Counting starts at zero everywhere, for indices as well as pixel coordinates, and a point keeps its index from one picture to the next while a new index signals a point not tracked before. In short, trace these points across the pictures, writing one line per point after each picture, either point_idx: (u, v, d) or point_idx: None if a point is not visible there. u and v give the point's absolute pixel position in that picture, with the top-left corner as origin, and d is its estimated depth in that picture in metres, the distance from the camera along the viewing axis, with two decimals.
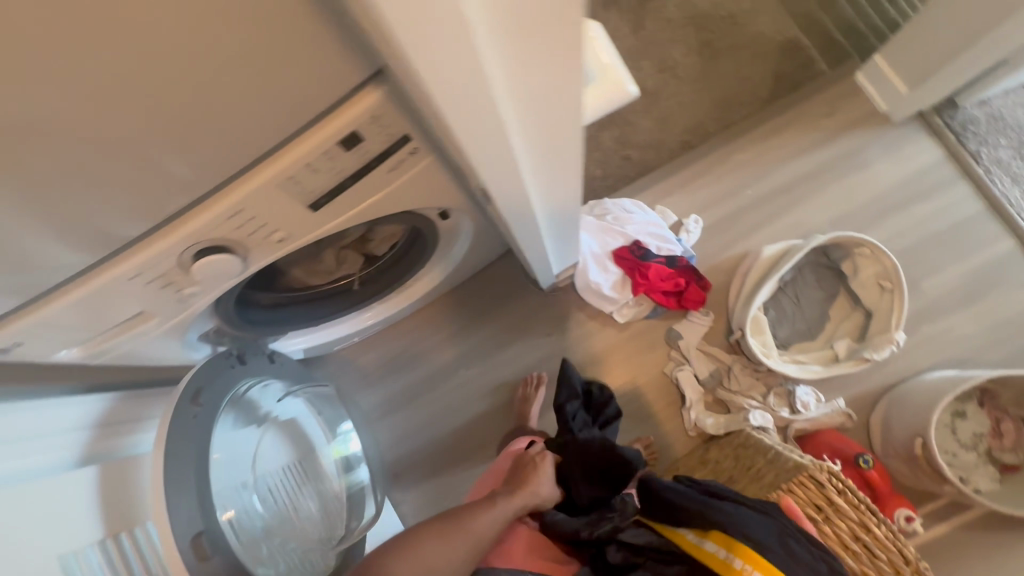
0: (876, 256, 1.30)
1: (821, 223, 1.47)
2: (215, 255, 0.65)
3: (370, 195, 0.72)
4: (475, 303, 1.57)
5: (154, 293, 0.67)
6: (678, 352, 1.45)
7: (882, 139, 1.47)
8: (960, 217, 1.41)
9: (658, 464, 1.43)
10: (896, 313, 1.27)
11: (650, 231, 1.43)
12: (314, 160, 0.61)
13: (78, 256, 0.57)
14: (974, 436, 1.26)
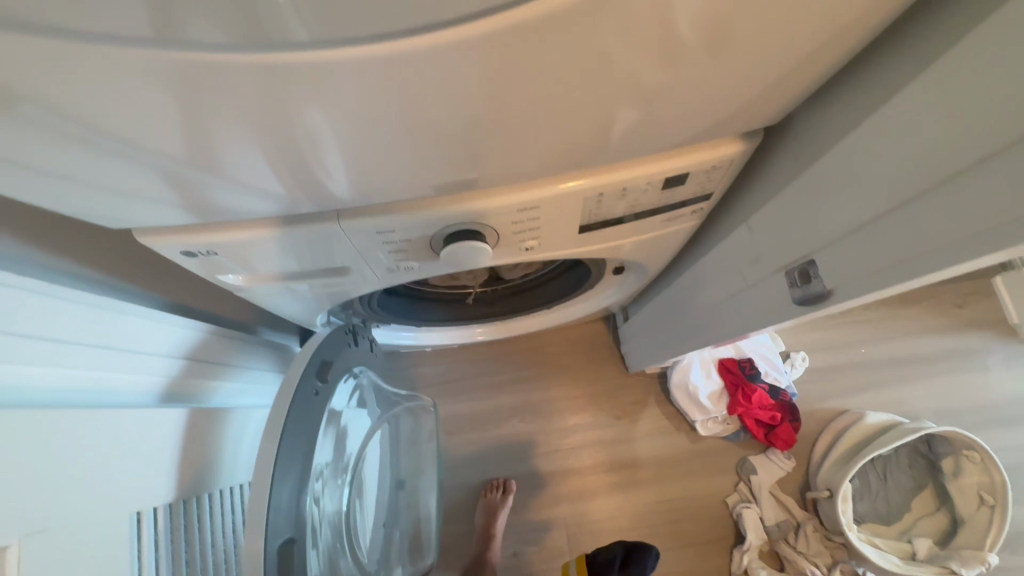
0: (985, 466, 1.23)
1: (925, 410, 1.42)
2: (466, 240, 0.55)
3: (627, 237, 0.65)
4: (555, 356, 1.47)
5: (376, 255, 0.58)
6: (746, 486, 1.35)
7: (1004, 349, 1.46)
8: None
9: None
10: (994, 534, 1.19)
11: (761, 354, 1.36)
12: (629, 189, 0.54)
13: (294, 200, 0.50)
14: None
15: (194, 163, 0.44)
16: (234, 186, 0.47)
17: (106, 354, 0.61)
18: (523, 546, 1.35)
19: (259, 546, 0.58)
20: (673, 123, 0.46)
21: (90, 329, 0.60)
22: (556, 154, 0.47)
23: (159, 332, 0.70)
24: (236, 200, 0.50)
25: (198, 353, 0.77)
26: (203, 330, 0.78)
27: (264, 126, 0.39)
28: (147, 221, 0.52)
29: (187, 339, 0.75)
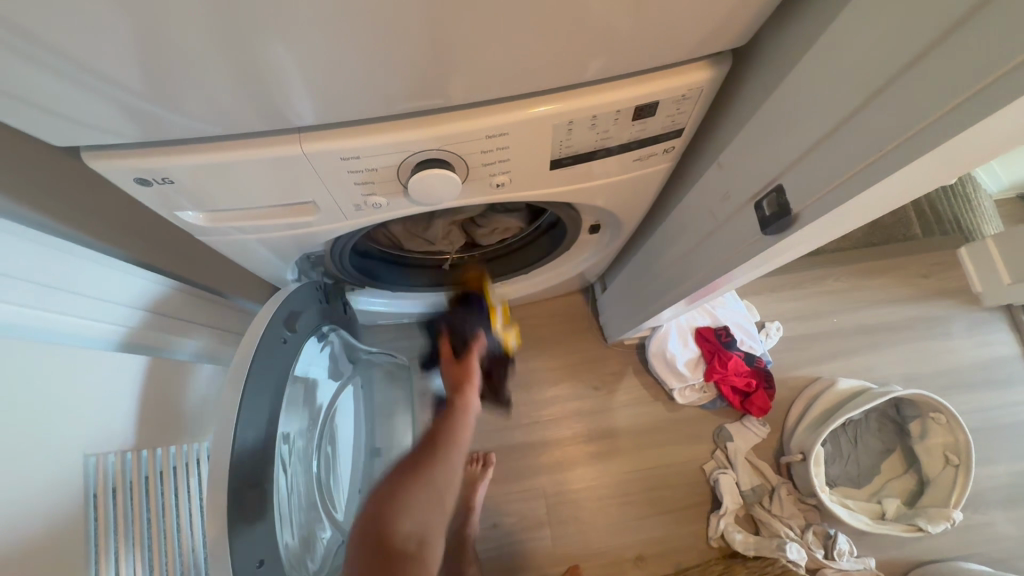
0: (951, 427, 1.27)
1: (895, 376, 1.45)
2: (435, 169, 0.54)
3: (600, 177, 0.64)
4: (535, 329, 1.47)
5: (344, 188, 0.56)
6: (723, 452, 1.37)
7: (968, 317, 1.50)
8: (1022, 417, 1.42)
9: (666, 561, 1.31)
10: (958, 491, 1.23)
11: (736, 322, 1.38)
12: (600, 118, 0.53)
13: (253, 124, 0.48)
14: None
15: (147, 91, 0.42)
16: (191, 113, 0.45)
17: (53, 294, 0.59)
18: (503, 518, 1.34)
19: (224, 495, 0.56)
20: (648, 40, 0.45)
21: (38, 272, 0.57)
22: (528, 73, 0.46)
23: (117, 281, 0.67)
24: (189, 128, 0.48)
25: (160, 306, 0.75)
26: (167, 281, 0.76)
27: (220, 42, 0.37)
28: (93, 143, 0.49)
29: (149, 289, 0.72)
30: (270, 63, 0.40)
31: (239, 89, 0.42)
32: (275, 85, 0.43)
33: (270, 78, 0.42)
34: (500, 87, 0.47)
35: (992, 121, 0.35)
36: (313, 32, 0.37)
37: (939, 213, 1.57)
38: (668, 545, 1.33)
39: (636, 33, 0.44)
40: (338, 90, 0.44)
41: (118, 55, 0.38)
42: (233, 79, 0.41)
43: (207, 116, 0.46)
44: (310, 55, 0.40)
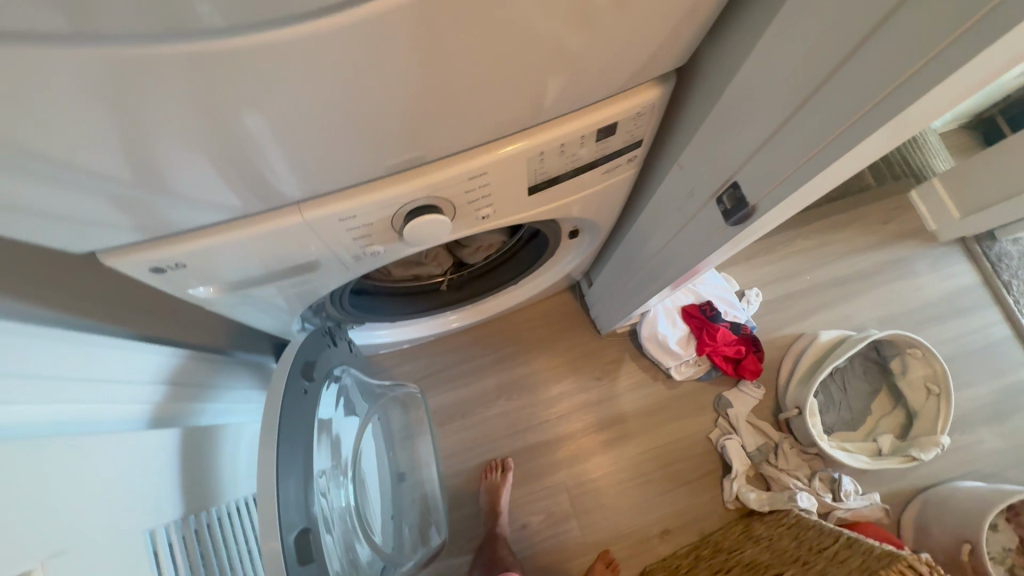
0: (927, 359, 1.37)
1: (872, 321, 1.55)
2: (427, 215, 0.59)
3: (574, 193, 0.70)
4: (530, 332, 1.52)
5: (343, 244, 0.61)
6: (726, 419, 1.44)
7: (929, 254, 1.60)
8: (990, 339, 1.53)
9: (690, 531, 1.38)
10: (943, 416, 1.33)
11: (718, 295, 1.46)
12: (568, 143, 0.58)
13: (246, 199, 0.52)
14: (1003, 550, 1.29)
15: (135, 177, 0.45)
16: (185, 196, 0.49)
17: (80, 384, 0.61)
18: (530, 517, 1.39)
19: (277, 541, 0.61)
20: (602, 70, 0.50)
21: (63, 365, 0.60)
22: (497, 115, 0.51)
23: (135, 361, 0.70)
24: (187, 212, 0.51)
25: (178, 377, 0.78)
26: (180, 353, 0.79)
27: (205, 128, 0.41)
28: (98, 240, 0.52)
29: (165, 364, 0.76)
30: (252, 139, 0.44)
31: (228, 166, 0.46)
32: (260, 158, 0.47)
33: (251, 149, 0.45)
34: (475, 133, 0.52)
35: (900, 113, 0.41)
36: (290, 109, 0.42)
37: (888, 159, 1.67)
38: (689, 514, 1.40)
39: (589, 71, 0.49)
40: (318, 155, 0.48)
41: (114, 153, 0.41)
42: (222, 158, 0.45)
43: (201, 197, 0.50)
44: (290, 127, 0.44)
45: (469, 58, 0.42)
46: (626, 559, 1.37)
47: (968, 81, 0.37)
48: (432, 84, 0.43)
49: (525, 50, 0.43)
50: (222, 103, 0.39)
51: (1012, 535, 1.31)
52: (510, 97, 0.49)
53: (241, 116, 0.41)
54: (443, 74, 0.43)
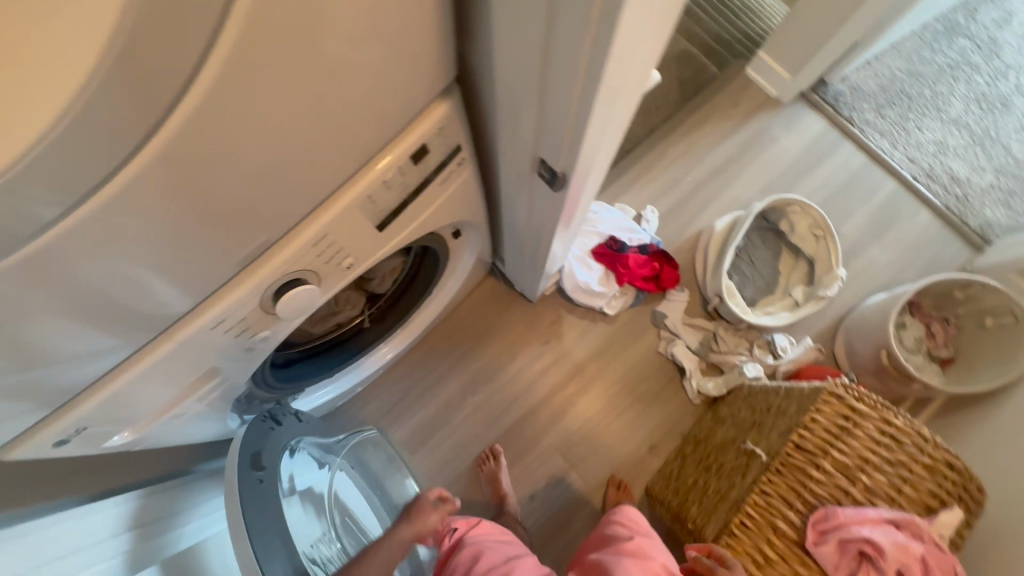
0: (806, 210, 1.55)
1: (755, 195, 1.70)
2: (295, 289, 0.63)
3: (426, 212, 0.75)
4: (471, 326, 1.58)
5: (227, 344, 0.64)
6: (666, 330, 1.57)
7: (780, 118, 1.76)
8: (852, 171, 1.72)
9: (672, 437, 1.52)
10: (834, 254, 1.51)
11: (619, 227, 1.55)
12: (390, 178, 0.63)
13: (129, 339, 0.54)
14: (917, 340, 1.50)
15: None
16: (61, 364, 0.50)
17: (44, 567, 0.62)
18: (535, 487, 1.49)
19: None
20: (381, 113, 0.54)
21: (20, 557, 0.60)
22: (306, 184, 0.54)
23: (92, 522, 0.71)
24: (69, 376, 0.53)
25: (139, 519, 0.79)
26: (135, 494, 0.80)
27: (63, 300, 0.44)
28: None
29: (123, 511, 0.77)
30: (107, 291, 0.47)
31: (87, 323, 0.48)
32: (125, 302, 0.50)
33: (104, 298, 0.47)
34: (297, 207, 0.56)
35: (598, 79, 0.47)
36: (110, 260, 0.44)
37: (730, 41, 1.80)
38: (667, 423, 1.54)
39: (369, 120, 0.54)
40: (172, 281, 0.51)
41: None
42: (77, 320, 0.47)
43: (75, 358, 0.51)
44: (137, 267, 0.47)
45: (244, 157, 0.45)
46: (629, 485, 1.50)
47: (640, 35, 0.45)
48: (229, 190, 0.47)
49: (293, 129, 0.47)
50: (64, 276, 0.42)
51: (919, 326, 1.51)
52: (309, 169, 0.53)
53: (90, 278, 0.44)
54: (230, 178, 0.46)
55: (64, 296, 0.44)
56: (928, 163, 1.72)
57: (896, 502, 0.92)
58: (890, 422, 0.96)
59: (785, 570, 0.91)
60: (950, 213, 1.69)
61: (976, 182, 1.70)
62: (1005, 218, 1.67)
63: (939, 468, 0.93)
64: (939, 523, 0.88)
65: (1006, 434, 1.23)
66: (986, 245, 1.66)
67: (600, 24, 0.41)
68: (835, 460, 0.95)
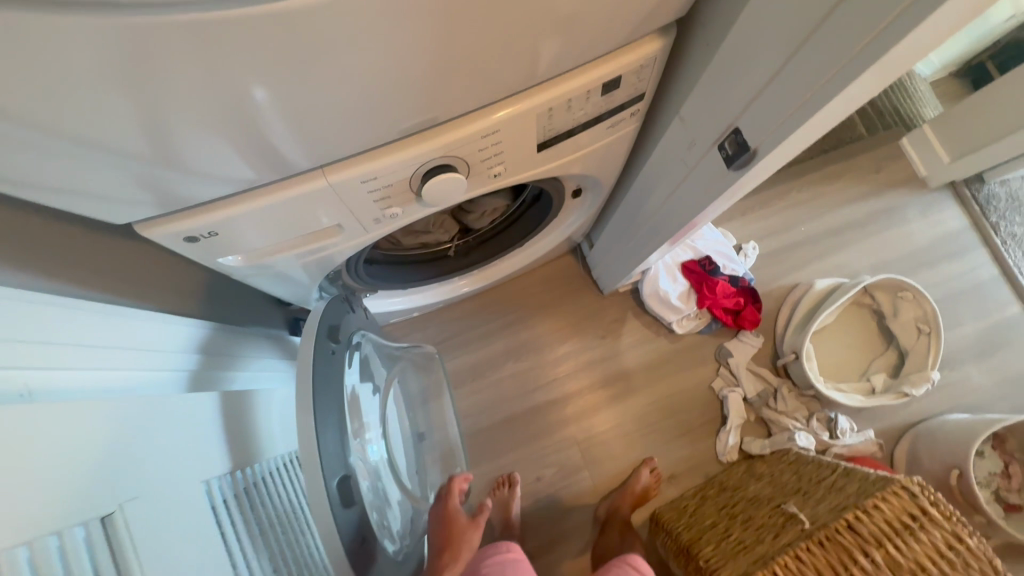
0: (918, 301, 1.42)
1: (864, 268, 1.60)
2: (443, 174, 0.61)
3: (581, 149, 0.72)
4: (535, 295, 1.57)
5: (361, 205, 0.62)
6: (727, 369, 1.50)
7: (919, 200, 1.64)
8: (977, 279, 1.58)
9: (678, 485, 1.46)
10: (933, 354, 1.38)
11: (717, 249, 1.49)
12: (574, 99, 0.60)
13: (277, 161, 0.54)
14: (989, 474, 1.36)
15: (158, 154, 0.49)
16: (201, 176, 0.53)
17: (110, 350, 0.64)
18: (544, 471, 1.47)
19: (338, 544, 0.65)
20: (591, 34, 0.52)
21: (90, 334, 0.62)
22: (521, 77, 0.54)
23: (163, 332, 0.74)
24: (202, 185, 0.55)
25: (210, 347, 0.82)
26: (209, 326, 0.84)
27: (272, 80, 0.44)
28: (133, 216, 0.57)
29: (190, 334, 0.79)
30: (267, 107, 0.47)
31: (266, 152, 0.52)
32: (289, 142, 0.52)
33: (228, 125, 0.47)
34: (469, 75, 0.50)
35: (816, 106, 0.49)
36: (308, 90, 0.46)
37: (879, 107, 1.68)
38: (694, 459, 1.48)
39: (561, 57, 0.53)
40: (319, 108, 0.49)
41: (124, 125, 0.44)
42: (217, 132, 0.48)
43: (215, 171, 0.53)
44: (267, 57, 0.41)
45: (495, 15, 0.44)
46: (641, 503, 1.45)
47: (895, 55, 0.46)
48: (438, 41, 0.45)
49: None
50: (222, 58, 0.40)
51: (998, 461, 1.38)
52: (493, 63, 0.50)
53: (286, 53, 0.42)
54: (481, 35, 0.46)
55: (124, 76, 0.40)
56: None
57: None
58: (962, 540, 0.88)
59: None
60: None
61: None
62: None
63: None
64: None
65: None
66: None
67: (865, 37, 0.43)
68: (887, 554, 0.88)
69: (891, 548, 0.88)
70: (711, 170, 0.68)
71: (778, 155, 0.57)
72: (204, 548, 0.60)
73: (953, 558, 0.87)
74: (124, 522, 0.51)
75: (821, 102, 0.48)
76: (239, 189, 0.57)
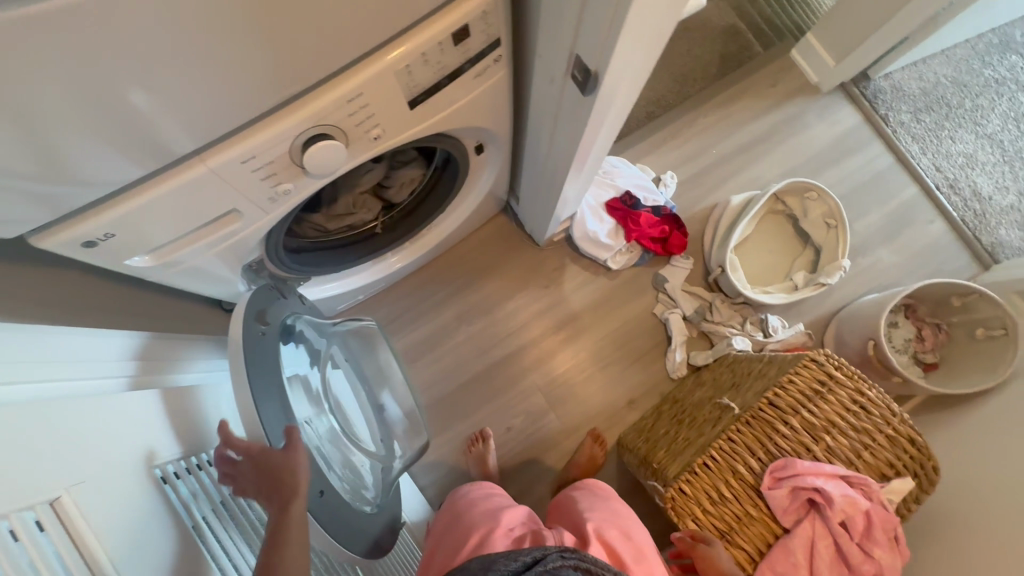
0: (822, 198, 1.54)
1: (775, 177, 1.70)
2: (322, 143, 0.65)
3: (455, 102, 0.76)
4: (476, 259, 1.63)
5: (251, 187, 0.66)
6: (665, 294, 1.60)
7: (816, 106, 1.74)
8: (877, 170, 1.71)
9: (638, 408, 1.57)
10: (841, 244, 1.51)
11: (636, 184, 1.56)
12: (429, 52, 0.64)
13: (154, 155, 0.56)
14: (905, 341, 1.51)
15: (37, 170, 0.51)
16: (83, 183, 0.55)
17: (42, 365, 0.67)
18: (513, 420, 1.55)
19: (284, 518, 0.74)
20: None
21: (19, 351, 0.65)
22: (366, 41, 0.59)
23: (92, 345, 0.76)
24: (82, 193, 0.57)
25: (146, 354, 0.85)
26: (141, 335, 0.86)
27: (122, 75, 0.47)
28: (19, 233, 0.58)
29: (123, 344, 0.82)
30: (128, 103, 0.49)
31: (138, 152, 0.55)
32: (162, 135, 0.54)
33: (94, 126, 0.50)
34: (311, 45, 0.54)
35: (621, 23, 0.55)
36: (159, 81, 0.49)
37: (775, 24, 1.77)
38: (649, 382, 1.59)
39: (399, 14, 0.58)
40: (174, 98, 0.52)
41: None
42: (87, 135, 0.50)
43: (92, 178, 0.55)
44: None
45: None
46: (607, 431, 1.56)
47: None
48: (264, 16, 0.48)
49: None
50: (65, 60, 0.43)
51: (911, 328, 1.53)
52: (335, 27, 0.54)
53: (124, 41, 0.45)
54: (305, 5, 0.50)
55: None
56: (954, 174, 1.70)
57: (854, 466, 0.97)
58: (864, 394, 0.99)
59: (739, 510, 0.96)
60: (965, 226, 1.68)
61: (998, 200, 1.67)
62: (1018, 240, 1.64)
63: (902, 442, 0.97)
64: (892, 489, 0.94)
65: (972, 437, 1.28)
66: (995, 263, 1.63)
67: None
68: (803, 419, 0.99)
69: (805, 414, 0.99)
70: (575, 100, 0.74)
71: (617, 73, 0.63)
72: (155, 531, 0.65)
73: (858, 410, 0.98)
74: (72, 502, 0.57)
75: (624, 17, 0.54)
76: (118, 189, 0.60)
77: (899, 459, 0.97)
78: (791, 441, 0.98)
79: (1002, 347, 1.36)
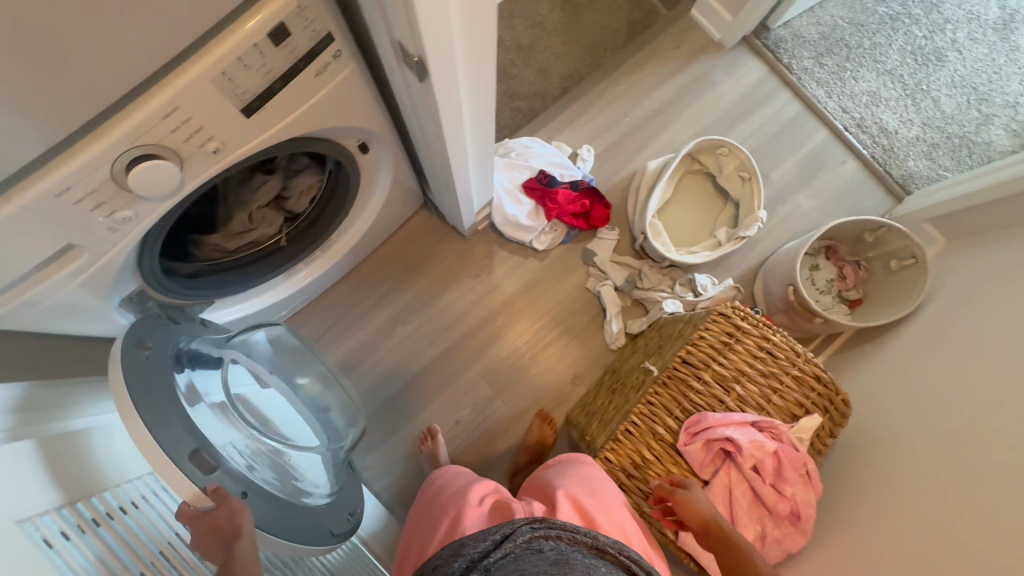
0: (733, 152, 1.56)
1: (690, 138, 1.72)
2: (147, 163, 0.62)
3: (300, 103, 0.74)
4: (403, 258, 1.61)
5: (80, 216, 0.64)
6: (595, 267, 1.61)
7: (722, 62, 1.76)
8: (787, 118, 1.74)
9: (582, 383, 1.58)
10: (755, 195, 1.54)
11: (551, 161, 1.56)
12: (245, 56, 0.62)
13: None
14: (828, 282, 1.56)
15: None
16: None
17: None
18: (460, 413, 1.55)
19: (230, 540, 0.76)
20: None
21: None
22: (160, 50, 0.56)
23: None
24: None
25: (28, 404, 0.82)
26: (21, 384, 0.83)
27: None
28: None
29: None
30: None
31: None
32: None
33: None
34: (91, 61, 0.52)
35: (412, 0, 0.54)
36: None
37: None
38: (590, 355, 1.60)
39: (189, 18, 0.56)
40: None
41: None
42: None
43: None
44: None
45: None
46: (555, 409, 1.57)
47: None
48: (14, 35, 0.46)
49: None
50: None
51: (833, 268, 1.57)
52: (110, 39, 0.52)
53: None
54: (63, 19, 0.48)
55: None
56: (860, 113, 1.74)
57: (765, 411, 1.00)
58: (769, 339, 1.01)
59: (660, 470, 0.98)
60: (876, 163, 1.72)
61: (903, 134, 1.72)
62: (926, 170, 1.69)
63: (808, 381, 1.00)
64: (800, 428, 0.97)
65: (891, 367, 1.32)
66: (907, 195, 1.68)
67: None
68: (714, 372, 1.01)
69: (715, 366, 1.01)
70: (418, 86, 0.72)
71: (435, 53, 0.62)
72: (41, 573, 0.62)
73: (765, 355, 1.01)
74: None
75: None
76: None
77: (806, 398, 1.00)
78: (703, 395, 1.00)
79: (914, 275, 1.41)
